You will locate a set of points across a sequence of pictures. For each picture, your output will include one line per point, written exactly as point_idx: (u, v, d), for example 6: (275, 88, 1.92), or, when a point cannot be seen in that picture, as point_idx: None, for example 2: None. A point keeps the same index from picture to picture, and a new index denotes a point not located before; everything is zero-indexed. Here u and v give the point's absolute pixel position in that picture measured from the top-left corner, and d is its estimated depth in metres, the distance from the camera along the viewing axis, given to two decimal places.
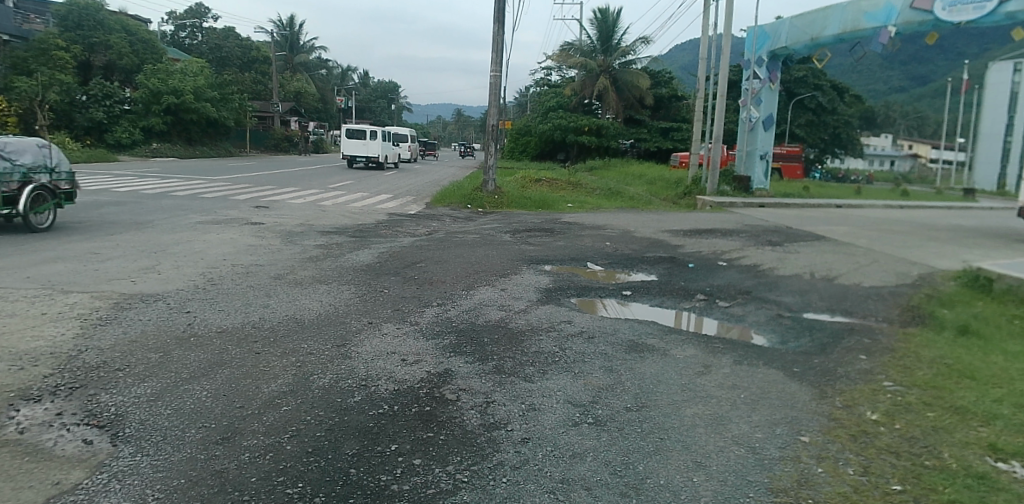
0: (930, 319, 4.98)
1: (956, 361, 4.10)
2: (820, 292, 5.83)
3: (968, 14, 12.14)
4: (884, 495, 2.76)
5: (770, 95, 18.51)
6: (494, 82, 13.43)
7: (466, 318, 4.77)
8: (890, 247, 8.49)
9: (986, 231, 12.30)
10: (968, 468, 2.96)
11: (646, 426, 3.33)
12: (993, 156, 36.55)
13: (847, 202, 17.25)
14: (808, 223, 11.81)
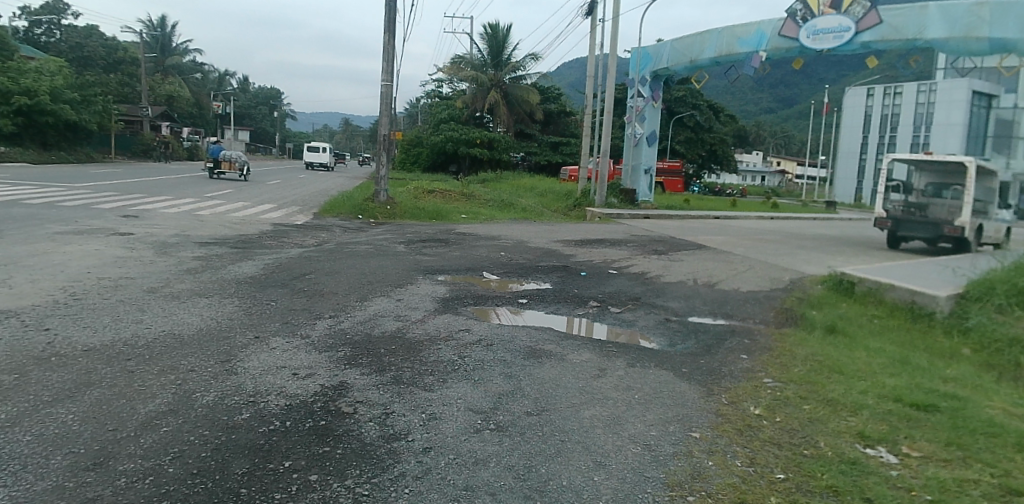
0: (801, 319, 5.39)
1: (824, 357, 4.46)
2: (703, 297, 6.16)
3: (829, 42, 13.64)
4: (770, 484, 2.96)
5: (653, 112, 19.71)
6: (385, 91, 13.26)
7: (361, 329, 4.59)
8: (765, 254, 9.17)
9: (842, 240, 13.66)
10: (841, 456, 3.26)
11: (547, 430, 3.34)
12: (851, 174, 41.44)
13: (723, 214, 18.52)
14: (690, 233, 12.55)
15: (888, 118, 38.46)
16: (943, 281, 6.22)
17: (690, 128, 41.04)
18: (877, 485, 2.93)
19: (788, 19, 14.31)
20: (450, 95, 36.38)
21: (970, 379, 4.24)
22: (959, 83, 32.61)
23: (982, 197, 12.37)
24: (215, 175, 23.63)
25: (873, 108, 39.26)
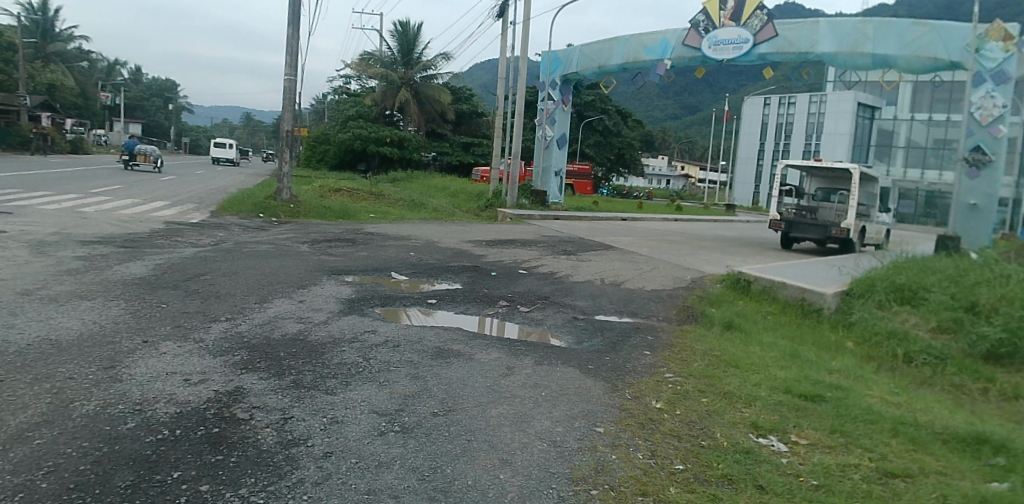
0: (701, 316, 5.61)
1: (722, 352, 4.66)
2: (610, 296, 6.31)
3: (729, 53, 14.42)
4: (669, 475, 3.08)
5: (563, 117, 20.01)
6: (288, 86, 12.85)
7: (260, 332, 4.38)
8: (668, 255, 9.52)
9: (741, 242, 14.44)
10: (735, 445, 3.44)
11: (453, 429, 3.30)
12: (748, 178, 43.92)
13: (630, 216, 19.14)
14: (598, 234, 12.88)
15: (782, 127, 41.13)
16: (830, 279, 6.62)
17: (599, 132, 42.18)
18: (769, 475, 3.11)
19: (691, 29, 14.96)
20: (358, 92, 35.73)
21: (852, 370, 4.56)
22: (846, 94, 35.60)
23: (864, 202, 13.42)
24: (127, 167, 24.67)
25: (769, 117, 41.74)
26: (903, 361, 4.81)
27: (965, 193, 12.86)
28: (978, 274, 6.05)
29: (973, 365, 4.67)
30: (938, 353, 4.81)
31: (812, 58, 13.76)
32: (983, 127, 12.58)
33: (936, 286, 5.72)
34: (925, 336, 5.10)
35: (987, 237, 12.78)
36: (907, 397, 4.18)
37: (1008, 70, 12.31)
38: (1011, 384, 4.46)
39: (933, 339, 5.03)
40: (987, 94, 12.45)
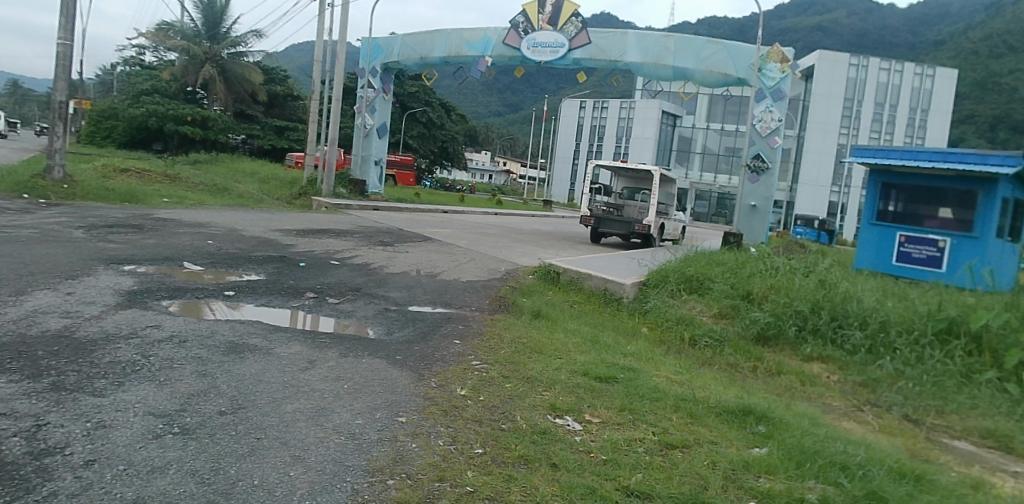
0: (512, 306, 5.83)
1: (529, 338, 4.85)
2: (424, 287, 6.34)
3: (546, 56, 15.47)
4: (468, 460, 3.14)
5: (383, 105, 19.93)
6: (63, 51, 11.41)
7: (12, 329, 3.81)
8: (483, 247, 9.81)
9: (560, 236, 15.32)
10: (533, 426, 3.61)
11: (241, 428, 3.09)
12: (565, 176, 47.09)
13: (452, 208, 19.56)
14: (418, 226, 12.89)
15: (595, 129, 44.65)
16: (628, 270, 7.18)
17: (423, 124, 42.81)
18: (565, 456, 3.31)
19: (511, 30, 15.75)
20: (155, 65, 33.28)
21: (644, 353, 4.97)
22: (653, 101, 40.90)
23: (664, 200, 15.09)
24: None
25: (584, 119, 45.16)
26: (689, 344, 5.37)
27: (748, 194, 14.95)
28: (751, 265, 6.94)
29: (746, 346, 5.31)
30: (718, 336, 5.42)
31: (620, 65, 15.11)
32: (763, 138, 14.83)
33: (719, 277, 6.46)
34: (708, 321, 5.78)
35: (764, 233, 14.93)
36: (689, 376, 4.65)
37: (783, 90, 14.81)
38: (774, 361, 5.13)
39: (714, 325, 5.66)
40: (766, 109, 14.82)
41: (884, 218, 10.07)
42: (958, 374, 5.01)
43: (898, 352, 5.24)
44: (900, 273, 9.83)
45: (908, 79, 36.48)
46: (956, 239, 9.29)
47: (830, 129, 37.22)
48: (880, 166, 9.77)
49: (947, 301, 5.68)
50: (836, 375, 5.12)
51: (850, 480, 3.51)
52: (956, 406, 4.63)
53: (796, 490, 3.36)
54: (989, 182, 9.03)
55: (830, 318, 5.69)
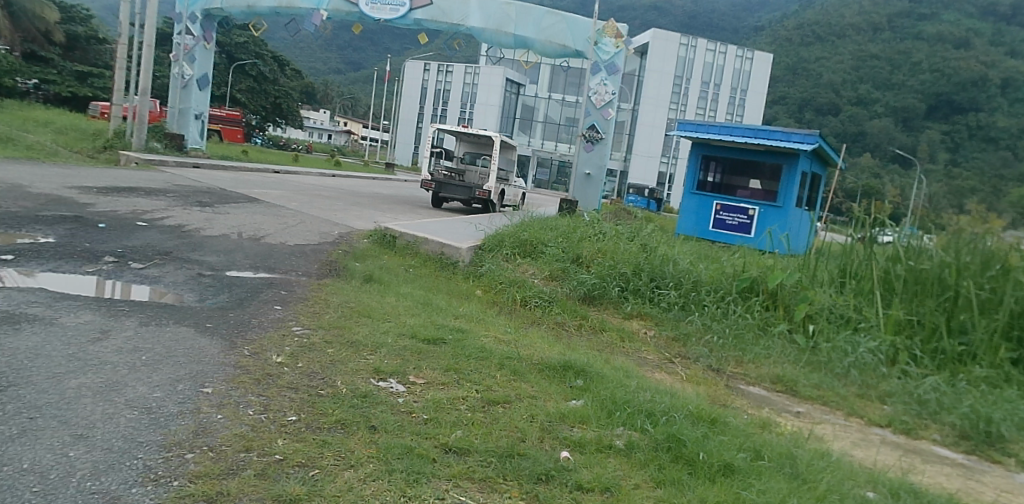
0: (343, 270, 5.80)
1: (355, 302, 4.84)
2: (245, 251, 6.14)
3: (386, 14, 15.54)
4: (279, 428, 3.07)
5: (204, 54, 19.16)
6: None
7: None
8: (314, 210, 9.70)
9: (402, 201, 15.42)
10: (354, 391, 3.60)
11: (11, 408, 2.78)
12: (408, 137, 48.90)
13: (282, 170, 19.60)
14: (242, 187, 12.28)
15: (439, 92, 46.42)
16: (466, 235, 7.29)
17: (252, 76, 45.48)
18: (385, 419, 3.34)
19: None
20: None
21: (474, 313, 5.12)
22: (495, 70, 41.66)
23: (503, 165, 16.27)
24: None
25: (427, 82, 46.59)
26: (521, 305, 5.58)
27: (583, 163, 15.49)
28: (582, 229, 7.36)
29: (573, 306, 5.60)
30: (547, 297, 5.68)
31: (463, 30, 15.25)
32: (598, 109, 15.35)
33: (551, 241, 6.80)
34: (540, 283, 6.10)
35: (598, 200, 15.56)
36: (516, 335, 4.85)
37: (616, 65, 15.44)
38: (598, 320, 5.47)
39: (544, 286, 5.94)
40: (601, 82, 15.38)
41: (703, 188, 11.31)
42: (755, 326, 5.68)
43: (707, 307, 5.82)
44: (715, 237, 11.07)
45: (730, 60, 40.65)
46: (761, 208, 10.64)
47: (661, 104, 40.69)
48: (699, 139, 10.92)
49: (750, 262, 6.40)
50: (654, 331, 5.58)
51: (655, 425, 3.88)
52: (753, 356, 5.23)
53: (604, 437, 3.74)
54: (789, 157, 10.46)
55: (650, 278, 6.19)
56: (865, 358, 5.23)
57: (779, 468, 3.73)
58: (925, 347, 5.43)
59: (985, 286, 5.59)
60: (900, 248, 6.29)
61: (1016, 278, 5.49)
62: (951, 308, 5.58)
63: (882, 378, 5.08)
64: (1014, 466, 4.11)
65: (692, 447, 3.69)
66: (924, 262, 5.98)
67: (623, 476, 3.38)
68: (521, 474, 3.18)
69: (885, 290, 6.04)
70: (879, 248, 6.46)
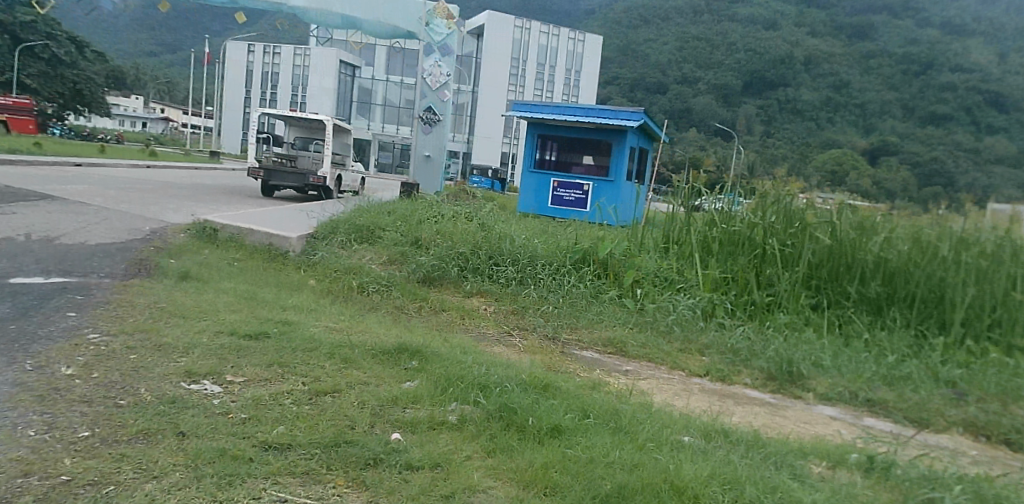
0: (155, 269, 5.53)
1: (167, 303, 4.60)
2: (35, 254, 5.60)
3: None
4: (69, 446, 2.81)
5: None
6: None
7: None
8: (122, 206, 9.04)
9: (238, 193, 14.82)
10: (162, 397, 3.40)
11: None
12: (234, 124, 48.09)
13: (87, 162, 18.20)
14: (43, 184, 11.06)
15: (267, 75, 45.81)
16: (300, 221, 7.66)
17: (44, 60, 41.52)
18: (196, 423, 3.19)
19: None
20: None
21: (304, 304, 5.06)
22: (328, 52, 40.75)
23: (339, 151, 17.13)
24: None
25: (254, 65, 45.94)
26: (356, 291, 5.56)
27: (421, 146, 15.56)
28: (421, 213, 7.47)
29: (411, 288, 5.69)
30: (385, 281, 5.75)
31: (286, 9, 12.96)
32: (434, 91, 15.29)
33: (389, 227, 6.97)
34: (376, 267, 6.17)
35: (438, 182, 15.90)
36: (347, 322, 4.79)
37: (450, 45, 15.16)
38: (437, 301, 5.57)
39: (380, 270, 6.03)
40: (437, 64, 15.12)
41: (542, 166, 12.06)
42: (588, 295, 6.02)
43: (543, 280, 6.08)
44: (554, 212, 11.97)
45: (564, 42, 41.97)
46: (595, 183, 11.66)
47: (500, 85, 42.99)
48: (534, 118, 11.66)
49: (583, 234, 6.77)
50: (494, 306, 5.73)
51: (488, 396, 3.96)
52: (586, 321, 5.54)
53: (437, 413, 3.76)
54: (617, 135, 11.42)
55: (489, 256, 6.36)
56: (685, 315, 5.71)
57: (605, 424, 3.93)
58: (738, 301, 6.02)
59: (787, 241, 6.29)
60: (715, 213, 6.90)
61: (809, 233, 6.25)
62: (759, 265, 6.26)
63: (701, 331, 5.56)
64: (811, 400, 4.74)
65: (523, 414, 3.81)
66: (735, 224, 6.61)
67: (454, 450, 3.42)
68: (347, 461, 3.14)
69: (704, 252, 6.62)
70: (696, 214, 7.03)
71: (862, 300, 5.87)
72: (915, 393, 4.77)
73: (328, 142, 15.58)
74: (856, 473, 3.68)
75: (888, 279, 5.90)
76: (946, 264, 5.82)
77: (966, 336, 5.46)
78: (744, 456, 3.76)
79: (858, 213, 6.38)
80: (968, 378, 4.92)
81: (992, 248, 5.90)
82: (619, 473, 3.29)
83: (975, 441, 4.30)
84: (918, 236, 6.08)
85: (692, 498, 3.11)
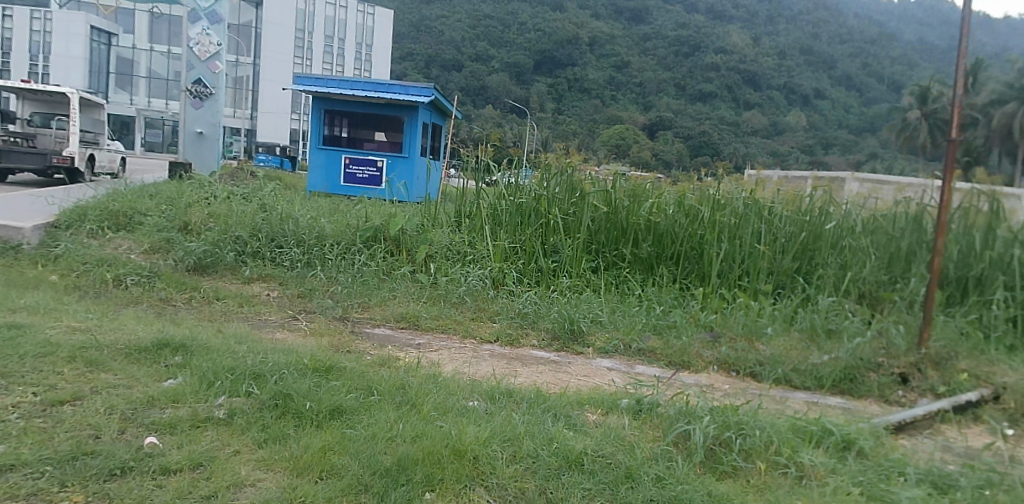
0: None
1: None
2: None
3: None
4: None
5: None
6: None
7: None
8: None
9: None
10: None
11: None
12: None
13: None
14: None
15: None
16: (39, 211, 7.53)
17: None
18: None
19: None
20: None
21: (44, 304, 4.81)
22: (75, 17, 36.08)
23: (90, 128, 15.81)
24: None
25: None
26: (111, 284, 5.64)
27: (192, 122, 14.25)
28: (188, 196, 7.81)
29: (178, 278, 5.88)
30: (150, 271, 5.93)
31: None
32: (203, 62, 14.00)
33: (154, 214, 7.25)
34: (140, 258, 6.42)
35: (215, 161, 14.40)
36: (98, 321, 4.58)
37: (220, 13, 14.17)
38: (213, 290, 5.76)
39: (142, 262, 6.19)
40: (203, 31, 13.88)
41: (333, 143, 12.02)
42: (381, 272, 6.46)
43: (329, 260, 6.51)
44: (346, 190, 11.93)
45: (351, 15, 45.20)
46: (388, 159, 11.86)
47: (284, 57, 43.41)
48: (318, 92, 11.64)
49: (373, 212, 7.12)
50: (279, 290, 6.05)
51: (261, 386, 3.69)
52: (379, 299, 5.89)
53: (202, 410, 3.42)
54: (408, 110, 11.81)
55: (271, 239, 6.78)
56: (475, 285, 6.12)
57: (391, 399, 3.75)
58: (526, 269, 6.50)
59: (569, 211, 6.80)
60: (504, 186, 7.22)
61: (588, 202, 6.74)
62: (544, 234, 6.71)
63: (492, 300, 6.00)
64: (590, 354, 5.17)
65: (300, 399, 3.55)
66: (522, 197, 7.01)
67: (220, 446, 3.08)
68: (86, 475, 2.72)
69: (493, 224, 6.98)
70: (487, 188, 7.32)
71: (636, 261, 6.51)
72: (678, 339, 5.34)
73: (72, 117, 14.01)
74: (625, 416, 3.79)
75: (657, 240, 6.54)
76: (704, 224, 6.51)
77: (722, 285, 6.20)
78: (525, 413, 3.73)
79: (631, 182, 7.06)
80: (721, 321, 5.60)
81: (742, 206, 6.61)
82: (400, 445, 3.13)
83: (728, 376, 4.93)
84: (683, 202, 6.74)
85: (471, 461, 3.03)
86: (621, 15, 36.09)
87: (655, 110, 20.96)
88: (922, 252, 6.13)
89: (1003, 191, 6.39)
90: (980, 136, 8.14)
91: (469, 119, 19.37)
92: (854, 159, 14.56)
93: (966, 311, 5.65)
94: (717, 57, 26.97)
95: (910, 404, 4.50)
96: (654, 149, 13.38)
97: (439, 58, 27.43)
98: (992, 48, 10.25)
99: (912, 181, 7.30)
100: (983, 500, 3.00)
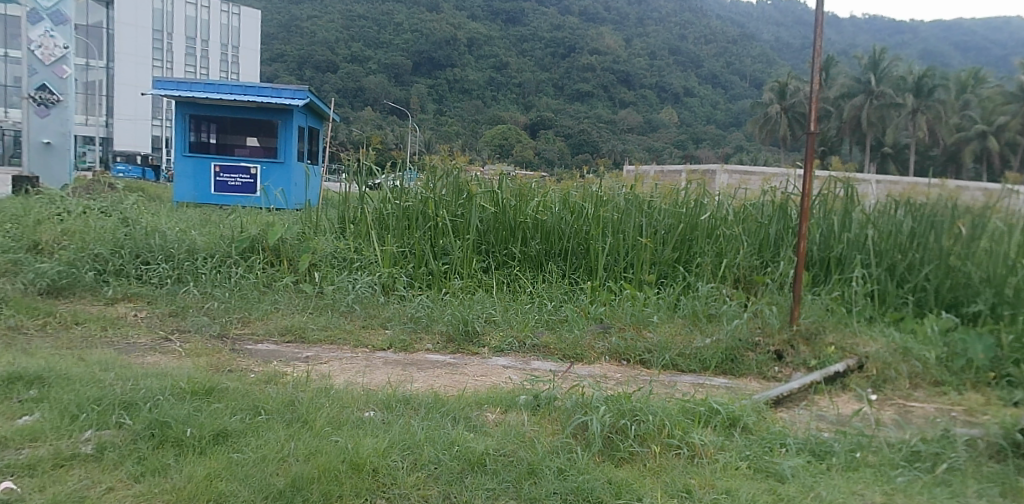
0: None
1: None
2: None
3: None
4: None
5: None
6: None
7: None
8: None
9: None
10: None
11: None
12: None
13: None
14: None
15: None
16: None
17: None
18: None
19: None
20: None
21: None
22: None
23: None
24: None
25: None
26: None
27: (37, 131, 12.78)
28: (36, 212, 7.05)
29: (29, 303, 5.33)
30: None
31: None
32: (47, 66, 12.63)
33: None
34: None
35: (66, 174, 13.18)
36: None
37: (65, 12, 12.58)
38: (70, 314, 5.24)
39: None
40: (47, 33, 12.60)
41: (200, 149, 11.35)
42: (261, 284, 6.15)
43: (202, 275, 6.10)
44: (217, 200, 11.26)
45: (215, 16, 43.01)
46: (262, 165, 11.27)
47: (142, 60, 40.75)
48: (181, 97, 10.98)
49: (248, 221, 6.78)
50: (147, 310, 5.58)
51: (134, 416, 3.36)
52: (260, 313, 5.60)
53: (67, 446, 3.08)
54: (281, 114, 11.28)
55: (135, 255, 6.29)
56: (364, 293, 6.00)
57: (279, 417, 3.55)
58: (416, 272, 6.45)
59: (457, 212, 6.80)
60: (388, 190, 7.13)
61: (475, 203, 6.77)
62: (433, 237, 6.69)
63: (382, 305, 5.90)
64: (485, 353, 5.19)
65: (179, 426, 3.27)
66: (409, 200, 6.96)
67: (89, 485, 2.78)
68: None
69: (380, 228, 6.89)
70: (371, 192, 7.17)
71: (526, 258, 6.62)
72: (571, 333, 5.48)
73: None
74: (524, 413, 3.80)
75: (545, 237, 6.67)
76: (589, 219, 6.73)
77: (609, 278, 6.45)
78: (423, 418, 3.66)
79: (516, 182, 7.17)
80: (609, 313, 5.80)
81: (623, 203, 6.90)
82: (294, 464, 2.97)
83: (619, 365, 5.12)
84: (567, 199, 6.92)
85: (371, 475, 2.93)
86: (496, 17, 36.85)
87: (535, 109, 21.53)
88: (787, 238, 6.61)
89: (856, 177, 7.08)
90: (831, 127, 8.92)
91: (349, 122, 19.01)
92: (722, 152, 15.71)
93: (829, 288, 6.23)
94: (591, 58, 28.14)
95: (786, 378, 4.87)
96: (536, 148, 13.77)
97: (312, 60, 26.58)
98: (833, 49, 11.38)
99: (774, 172, 7.95)
100: (854, 462, 3.31)
